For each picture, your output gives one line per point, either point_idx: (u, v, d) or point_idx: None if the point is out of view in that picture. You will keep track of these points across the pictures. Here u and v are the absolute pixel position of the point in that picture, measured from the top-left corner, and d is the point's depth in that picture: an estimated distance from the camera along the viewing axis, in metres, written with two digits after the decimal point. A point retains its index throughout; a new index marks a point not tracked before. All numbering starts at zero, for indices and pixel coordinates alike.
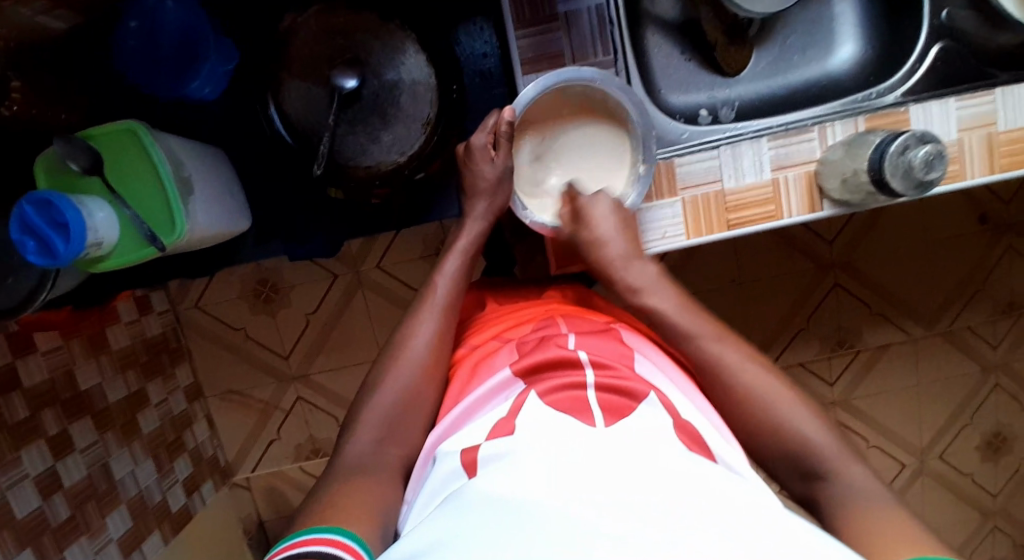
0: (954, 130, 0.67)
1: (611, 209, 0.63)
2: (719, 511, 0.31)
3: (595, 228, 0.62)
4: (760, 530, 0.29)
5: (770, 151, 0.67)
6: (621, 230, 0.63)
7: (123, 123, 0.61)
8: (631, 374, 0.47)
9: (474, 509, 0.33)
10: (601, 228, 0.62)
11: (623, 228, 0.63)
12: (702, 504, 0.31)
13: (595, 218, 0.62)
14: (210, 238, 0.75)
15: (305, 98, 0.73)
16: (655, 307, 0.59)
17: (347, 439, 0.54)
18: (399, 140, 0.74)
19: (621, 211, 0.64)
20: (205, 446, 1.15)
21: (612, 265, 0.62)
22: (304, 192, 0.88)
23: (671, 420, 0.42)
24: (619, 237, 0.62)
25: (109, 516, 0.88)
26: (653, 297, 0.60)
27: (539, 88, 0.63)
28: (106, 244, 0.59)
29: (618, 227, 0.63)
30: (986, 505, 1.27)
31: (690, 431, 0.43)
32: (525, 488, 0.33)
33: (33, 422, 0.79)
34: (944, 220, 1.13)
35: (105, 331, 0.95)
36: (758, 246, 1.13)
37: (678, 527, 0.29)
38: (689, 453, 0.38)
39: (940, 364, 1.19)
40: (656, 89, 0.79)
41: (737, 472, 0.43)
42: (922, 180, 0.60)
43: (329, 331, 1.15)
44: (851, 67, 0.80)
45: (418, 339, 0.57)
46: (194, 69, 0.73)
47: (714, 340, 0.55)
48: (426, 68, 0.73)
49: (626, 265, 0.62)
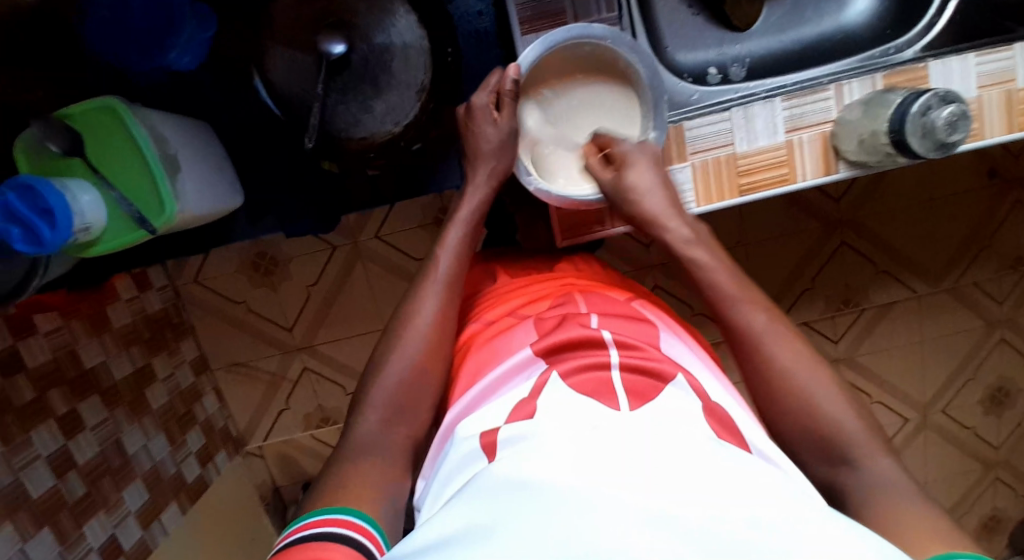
0: (973, 87, 0.64)
1: (649, 166, 0.61)
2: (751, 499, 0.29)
3: (634, 177, 0.60)
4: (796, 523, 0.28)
5: (785, 111, 0.64)
6: (663, 186, 0.61)
7: (102, 101, 0.59)
8: (660, 356, 0.46)
9: (491, 498, 0.31)
10: (645, 177, 0.60)
11: (665, 186, 0.61)
12: (731, 488, 0.30)
13: (634, 167, 0.60)
14: (201, 217, 0.72)
15: (291, 67, 0.69)
16: (698, 260, 0.57)
17: (355, 418, 0.52)
18: (393, 109, 0.70)
19: (659, 170, 0.61)
20: (216, 417, 1.16)
21: (655, 217, 0.60)
22: (295, 163, 0.85)
23: (700, 405, 0.42)
24: (659, 191, 0.60)
25: (124, 491, 0.90)
26: (698, 251, 0.58)
27: (546, 44, 0.60)
28: (95, 228, 0.58)
29: (660, 180, 0.61)
30: (987, 457, 1.28)
31: (721, 416, 0.42)
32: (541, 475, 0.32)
33: (41, 403, 0.79)
34: (955, 174, 1.10)
35: (105, 310, 0.94)
36: (765, 206, 1.10)
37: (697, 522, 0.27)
38: (719, 440, 0.37)
39: (946, 320, 1.18)
40: (662, 47, 0.75)
41: (770, 459, 0.41)
42: (943, 141, 0.57)
43: (331, 302, 1.14)
44: (866, 20, 0.76)
45: (423, 316, 0.56)
46: (171, 41, 0.70)
47: (740, 315, 0.53)
48: (417, 30, 0.69)
49: (672, 216, 0.60)
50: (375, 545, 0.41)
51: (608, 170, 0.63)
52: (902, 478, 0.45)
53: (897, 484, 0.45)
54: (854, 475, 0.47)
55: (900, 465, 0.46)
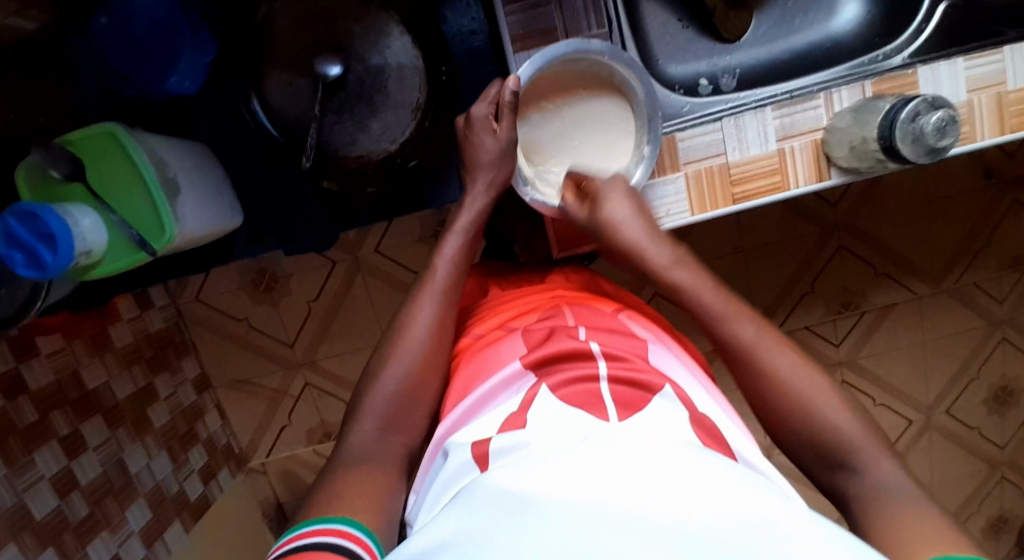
0: (963, 91, 0.65)
1: (623, 195, 0.61)
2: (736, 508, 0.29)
3: (608, 209, 0.61)
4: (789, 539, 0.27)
5: (775, 120, 0.65)
6: (635, 211, 0.61)
7: (101, 126, 0.59)
8: (646, 366, 0.47)
9: (488, 505, 0.31)
10: (613, 207, 0.61)
11: (637, 209, 0.62)
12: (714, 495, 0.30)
13: (607, 200, 0.61)
14: (201, 238, 0.73)
15: (290, 91, 0.70)
16: (680, 285, 0.58)
17: (348, 427, 0.53)
18: (389, 128, 0.72)
19: (633, 197, 0.62)
20: (218, 436, 1.16)
21: (634, 245, 0.60)
22: (292, 181, 0.86)
23: (687, 414, 0.42)
24: (633, 218, 0.60)
25: (127, 510, 0.89)
26: (679, 273, 0.58)
27: (543, 59, 0.61)
28: (95, 251, 0.58)
29: (634, 205, 0.61)
30: (992, 457, 1.28)
31: (708, 426, 0.42)
32: (537, 480, 0.32)
33: (43, 424, 0.79)
34: (950, 177, 1.11)
35: (108, 330, 0.95)
36: (762, 213, 1.11)
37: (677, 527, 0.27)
38: (702, 447, 0.37)
39: (946, 321, 1.19)
40: (653, 59, 0.76)
41: (756, 467, 0.42)
42: (933, 146, 0.58)
43: (333, 316, 1.14)
44: (853, 29, 0.77)
45: (419, 325, 0.56)
46: (172, 63, 0.71)
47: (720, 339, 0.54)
48: (411, 51, 0.71)
49: (648, 240, 0.60)
50: (370, 553, 0.40)
51: (584, 205, 0.64)
52: (900, 481, 0.45)
53: (896, 488, 0.45)
54: (852, 480, 0.47)
55: (895, 468, 0.46)
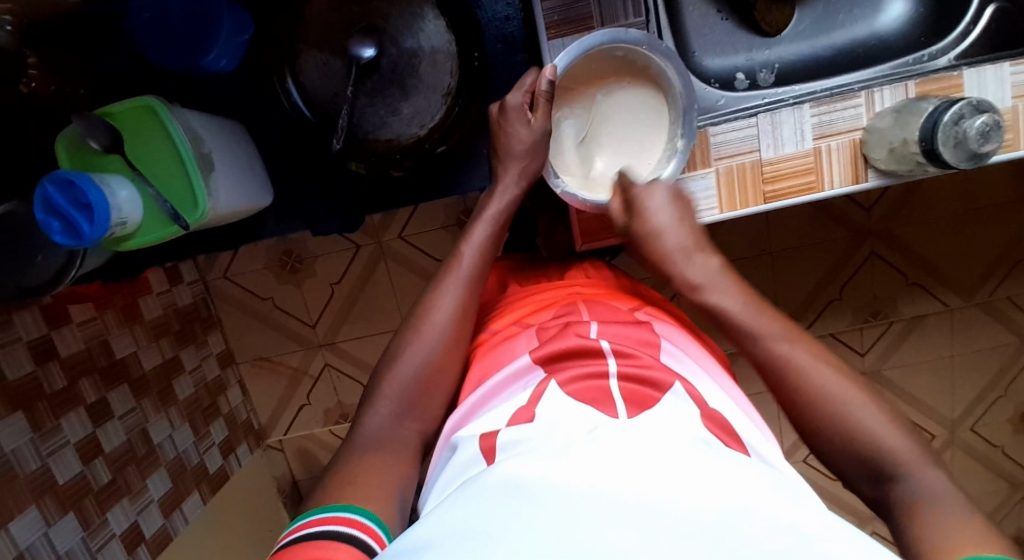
0: (1008, 97, 0.63)
1: (666, 198, 0.61)
2: (755, 506, 0.29)
3: (650, 217, 0.60)
4: (806, 541, 0.27)
5: (812, 118, 0.63)
6: (677, 220, 0.60)
7: (141, 100, 0.61)
8: (654, 362, 0.46)
9: (491, 495, 0.31)
10: (656, 219, 0.59)
11: (680, 217, 0.61)
12: (722, 491, 0.29)
13: (650, 206, 0.60)
14: (230, 215, 0.74)
15: (323, 71, 0.71)
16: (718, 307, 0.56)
17: (366, 411, 0.53)
18: (419, 113, 0.72)
19: (676, 202, 0.61)
20: (239, 410, 1.18)
21: (668, 257, 0.59)
22: (321, 164, 0.87)
23: (697, 410, 0.42)
24: (674, 228, 0.59)
25: (149, 478, 0.92)
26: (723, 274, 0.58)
27: (582, 47, 0.61)
28: (130, 223, 0.60)
29: (674, 217, 0.60)
30: (1016, 477, 1.24)
31: (718, 421, 0.42)
32: (541, 470, 0.32)
33: (71, 391, 0.82)
34: (989, 186, 1.07)
35: (137, 302, 0.97)
36: (791, 215, 1.09)
37: (693, 521, 0.27)
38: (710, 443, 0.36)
39: (977, 336, 1.15)
40: (690, 51, 0.75)
41: (768, 462, 0.42)
42: (975, 152, 0.56)
43: (354, 301, 1.15)
44: (900, 25, 0.75)
45: (440, 310, 0.56)
46: (210, 42, 0.72)
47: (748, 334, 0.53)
48: (445, 34, 0.70)
49: (684, 257, 0.59)
50: (379, 542, 0.41)
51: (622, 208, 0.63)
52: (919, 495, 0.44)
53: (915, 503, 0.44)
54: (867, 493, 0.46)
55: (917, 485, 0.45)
